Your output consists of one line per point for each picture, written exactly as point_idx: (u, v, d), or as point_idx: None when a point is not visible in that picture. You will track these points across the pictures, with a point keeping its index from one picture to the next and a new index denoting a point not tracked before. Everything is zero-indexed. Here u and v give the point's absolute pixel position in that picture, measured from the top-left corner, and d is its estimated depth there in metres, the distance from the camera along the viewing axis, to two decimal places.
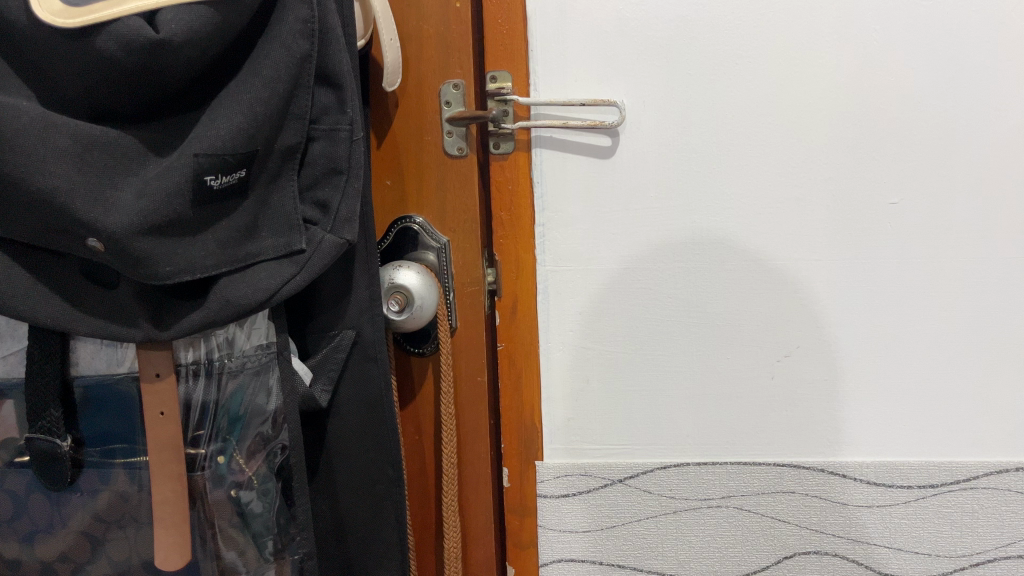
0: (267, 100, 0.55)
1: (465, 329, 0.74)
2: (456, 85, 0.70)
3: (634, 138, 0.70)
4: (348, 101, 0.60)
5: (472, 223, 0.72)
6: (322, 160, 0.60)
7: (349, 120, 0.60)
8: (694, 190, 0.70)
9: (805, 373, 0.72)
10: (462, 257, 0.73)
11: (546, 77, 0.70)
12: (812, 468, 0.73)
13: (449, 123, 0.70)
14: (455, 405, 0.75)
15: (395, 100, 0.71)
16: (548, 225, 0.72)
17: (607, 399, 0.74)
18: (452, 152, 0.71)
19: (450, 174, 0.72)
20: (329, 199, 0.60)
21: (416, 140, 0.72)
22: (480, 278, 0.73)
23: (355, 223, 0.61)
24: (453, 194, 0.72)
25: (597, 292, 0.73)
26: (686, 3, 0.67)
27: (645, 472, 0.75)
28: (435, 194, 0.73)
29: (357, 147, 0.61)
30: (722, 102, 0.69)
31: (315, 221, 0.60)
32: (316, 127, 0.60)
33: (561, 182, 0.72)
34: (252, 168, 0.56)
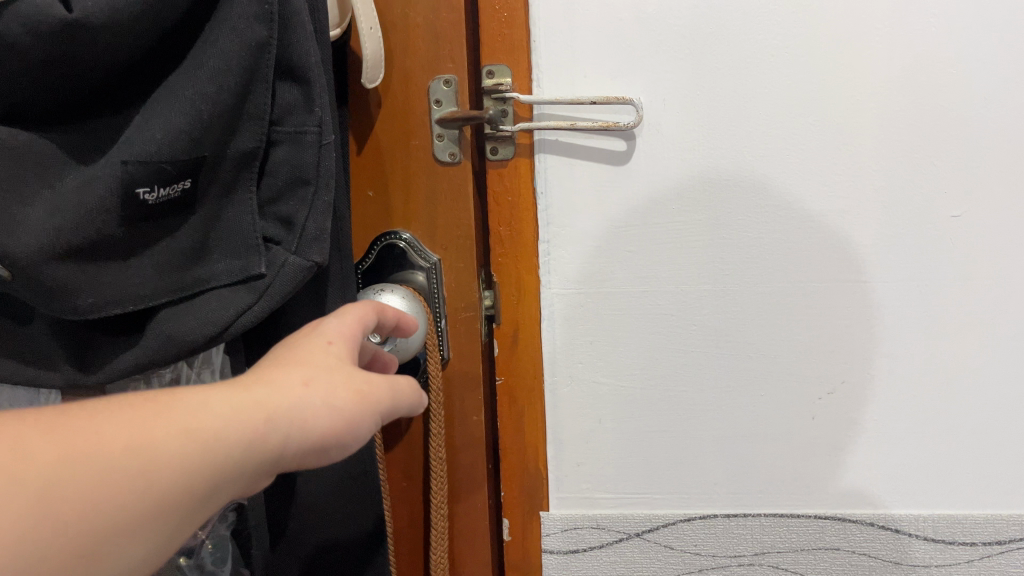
0: (214, 96, 0.45)
1: (459, 362, 0.64)
2: (448, 81, 0.61)
3: (652, 141, 0.60)
4: (316, 98, 0.50)
5: (467, 240, 0.63)
6: (286, 169, 0.51)
7: (318, 120, 0.50)
8: (722, 201, 0.61)
9: (850, 412, 0.62)
10: (456, 280, 0.64)
11: (551, 72, 0.61)
12: (860, 521, 0.63)
13: (439, 125, 0.61)
14: (448, 448, 0.65)
15: (379, 99, 0.62)
16: (553, 241, 0.63)
17: (622, 443, 0.65)
18: (443, 158, 0.62)
19: (442, 183, 0.62)
20: (294, 214, 0.51)
21: (403, 144, 0.63)
22: (476, 302, 0.64)
23: (325, 242, 0.51)
24: (445, 207, 0.63)
25: (610, 320, 0.63)
26: None
27: (666, 525, 0.65)
28: (424, 207, 0.63)
29: (328, 152, 0.51)
30: (754, 99, 0.59)
31: (278, 240, 0.51)
32: (279, 129, 0.50)
33: (568, 193, 0.62)
34: (199, 178, 0.47)
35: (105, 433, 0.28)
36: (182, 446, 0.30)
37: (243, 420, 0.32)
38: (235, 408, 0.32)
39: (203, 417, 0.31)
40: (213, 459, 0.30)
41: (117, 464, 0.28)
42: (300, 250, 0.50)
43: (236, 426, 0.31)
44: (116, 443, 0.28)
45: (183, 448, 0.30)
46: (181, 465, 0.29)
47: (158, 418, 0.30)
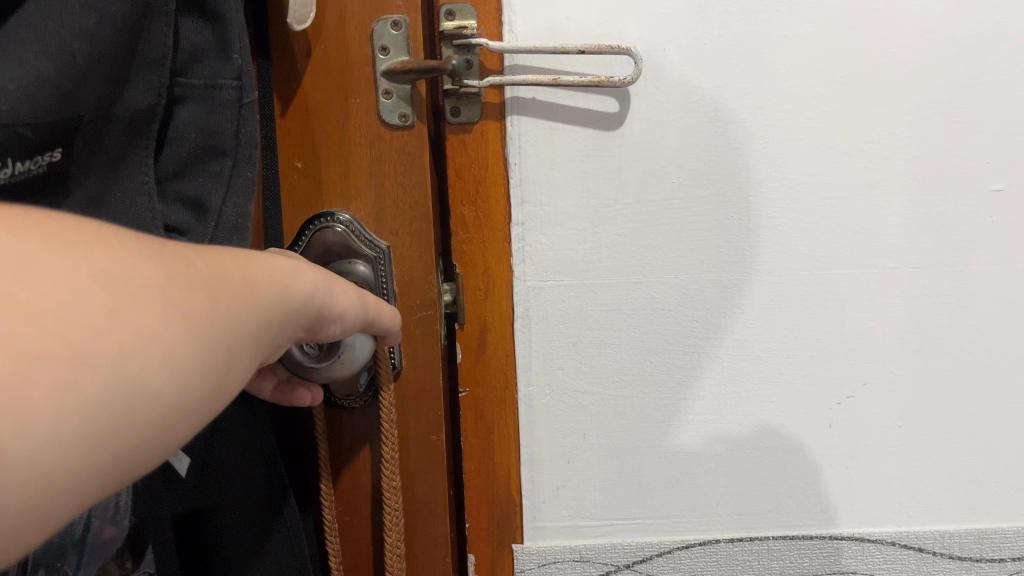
0: (92, 32, 0.32)
1: (414, 373, 0.52)
2: (397, 23, 0.48)
3: (650, 101, 0.50)
4: (234, 41, 0.38)
5: (423, 223, 0.51)
6: (195, 135, 0.38)
7: (237, 71, 0.38)
8: (732, 175, 0.51)
9: (871, 419, 0.54)
10: (410, 273, 0.51)
11: (526, 10, 0.49)
12: (880, 541, 0.56)
13: (387, 79, 0.48)
14: (402, 478, 0.54)
15: (308, 44, 0.49)
16: (530, 224, 0.51)
17: (610, 462, 0.55)
18: (392, 121, 0.49)
19: (389, 152, 0.50)
20: (205, 196, 0.38)
21: (340, 103, 0.49)
22: (435, 299, 0.52)
23: (246, 233, 0.40)
24: (394, 182, 0.50)
25: (597, 318, 0.53)
26: None
27: (662, 555, 0.56)
28: (368, 183, 0.50)
29: (249, 115, 0.39)
30: (770, 49, 0.49)
31: (184, 228, 0.38)
32: (182, 82, 0.37)
33: (548, 165, 0.51)
34: (73, 147, 0.33)
35: (240, 265, 0.25)
36: (281, 295, 0.27)
37: (306, 286, 0.29)
38: (299, 276, 0.29)
39: (287, 268, 0.29)
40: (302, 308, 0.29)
41: (258, 295, 0.25)
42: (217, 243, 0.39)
43: (303, 291, 0.29)
44: (251, 274, 0.25)
45: (281, 302, 0.27)
46: (292, 310, 0.28)
47: (257, 269, 0.26)
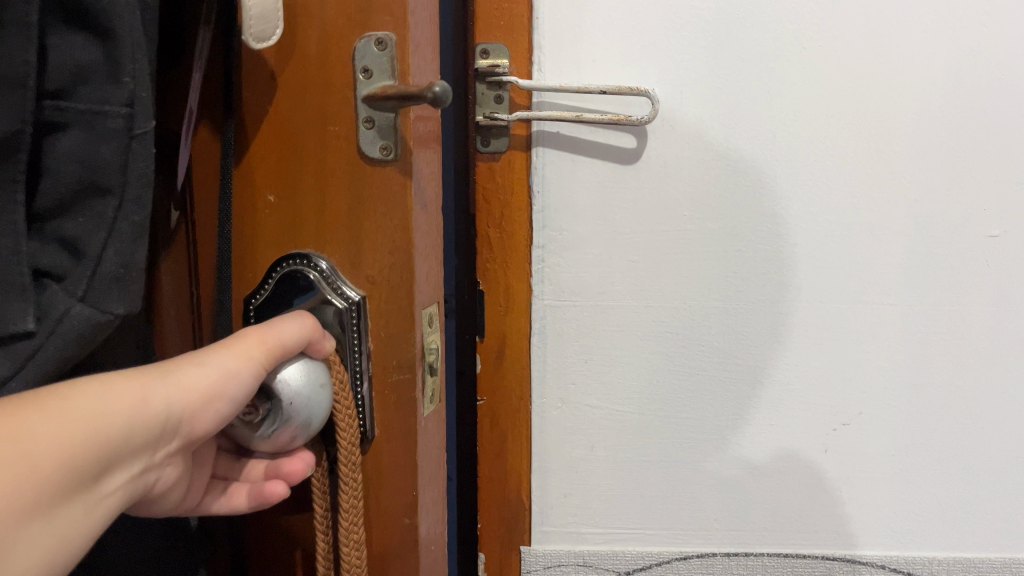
0: None
1: (391, 443, 0.42)
2: (381, 41, 0.38)
3: (666, 139, 0.54)
4: (126, 60, 0.30)
5: (403, 273, 0.40)
6: (74, 164, 0.30)
7: (129, 98, 0.31)
8: (737, 212, 0.54)
9: (865, 446, 0.57)
10: (387, 329, 0.41)
11: (554, 53, 0.53)
12: (870, 564, 0.59)
13: (369, 105, 0.38)
14: (368, 574, 0.43)
15: (279, 58, 0.39)
16: (549, 247, 0.56)
17: (615, 474, 0.58)
18: (371, 154, 0.39)
19: (367, 185, 0.39)
20: (84, 237, 0.30)
21: (315, 131, 0.40)
22: (416, 359, 0.41)
23: (131, 285, 0.32)
24: (371, 221, 0.40)
25: (608, 338, 0.56)
26: None
27: (660, 563, 0.60)
28: (342, 228, 0.40)
29: (142, 148, 0.31)
30: (781, 94, 0.53)
31: (59, 272, 0.30)
32: (58, 104, 0.30)
33: (568, 194, 0.55)
34: None
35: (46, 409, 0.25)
36: (97, 433, 0.26)
37: (147, 418, 0.28)
38: (122, 398, 0.27)
39: (120, 401, 0.27)
40: (141, 433, 0.28)
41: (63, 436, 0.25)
42: (89, 296, 0.30)
43: (147, 418, 0.28)
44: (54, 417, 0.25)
45: (108, 432, 0.27)
46: (111, 438, 0.27)
47: (57, 403, 0.25)
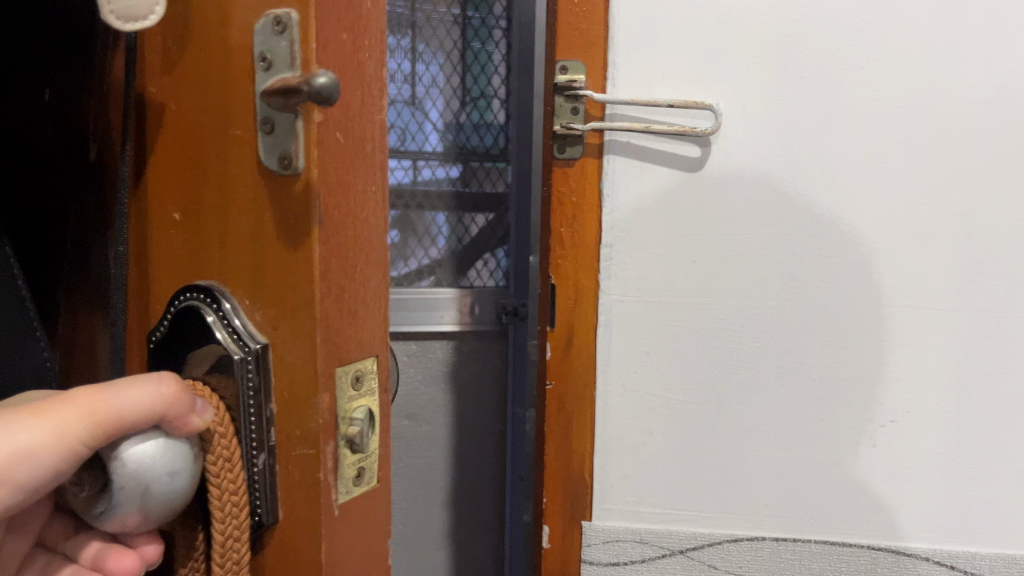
0: None
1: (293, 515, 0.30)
2: (279, 21, 0.27)
3: (729, 149, 0.58)
4: None
5: (311, 315, 0.28)
6: None
7: None
8: (794, 217, 0.59)
9: (911, 443, 0.61)
10: (288, 390, 0.29)
11: (627, 70, 0.59)
12: (913, 555, 0.62)
13: (267, 101, 0.27)
14: None
15: (183, 51, 0.30)
16: (617, 246, 0.61)
17: (672, 457, 0.63)
18: (272, 165, 0.28)
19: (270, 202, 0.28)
20: None
21: (218, 138, 0.30)
22: (325, 434, 0.29)
23: None
24: (273, 253, 0.29)
25: (666, 331, 0.61)
26: None
27: (712, 544, 0.64)
28: (246, 260, 0.30)
29: None
30: (839, 110, 0.57)
31: None
32: None
33: (635, 198, 0.60)
34: None
35: None
36: None
37: None
38: None
39: None
40: None
41: None
42: None
43: None
44: None
45: None
46: None
47: None
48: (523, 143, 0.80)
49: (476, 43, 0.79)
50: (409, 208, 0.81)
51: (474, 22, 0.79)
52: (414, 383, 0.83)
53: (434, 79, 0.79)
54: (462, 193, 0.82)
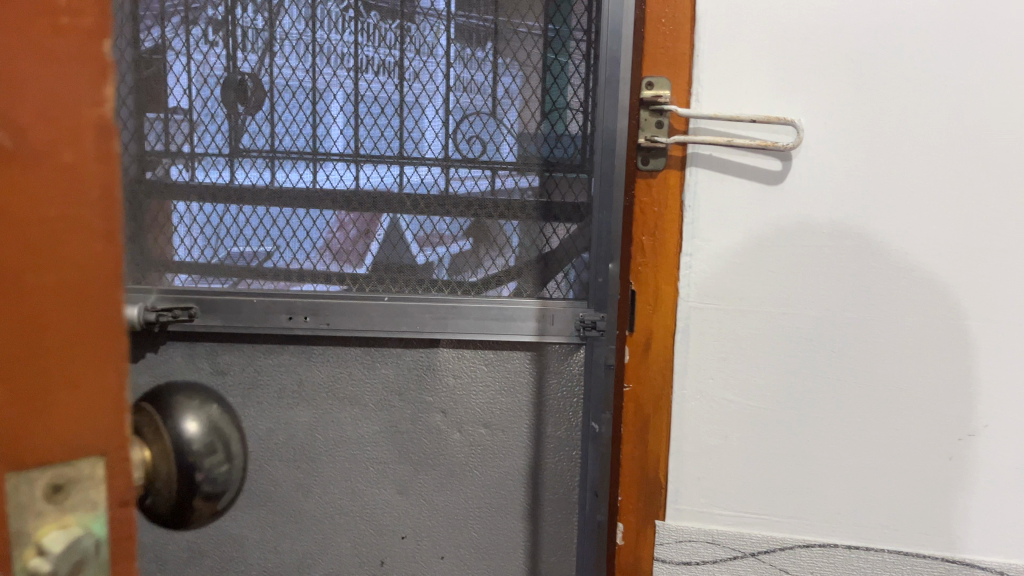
0: None
1: None
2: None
3: (810, 163, 0.60)
4: None
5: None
6: None
7: None
8: (873, 231, 0.60)
9: (989, 457, 0.61)
10: None
11: (711, 85, 0.61)
12: (989, 569, 0.63)
13: None
14: None
15: None
16: (696, 255, 0.63)
17: (745, 461, 0.65)
18: None
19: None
20: None
21: None
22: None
23: None
24: None
25: (725, 333, 0.64)
26: (878, 12, 0.58)
27: (783, 548, 0.65)
28: None
29: None
30: (918, 127, 0.59)
31: None
32: None
33: (716, 208, 0.62)
34: None
35: None
36: None
37: None
38: None
39: None
40: None
41: None
42: None
43: None
44: None
45: None
46: None
47: None
48: (607, 156, 0.79)
49: (559, 55, 0.79)
50: (488, 217, 0.82)
51: (555, 34, 0.79)
52: (492, 393, 0.83)
53: (516, 91, 0.80)
54: (545, 204, 0.82)
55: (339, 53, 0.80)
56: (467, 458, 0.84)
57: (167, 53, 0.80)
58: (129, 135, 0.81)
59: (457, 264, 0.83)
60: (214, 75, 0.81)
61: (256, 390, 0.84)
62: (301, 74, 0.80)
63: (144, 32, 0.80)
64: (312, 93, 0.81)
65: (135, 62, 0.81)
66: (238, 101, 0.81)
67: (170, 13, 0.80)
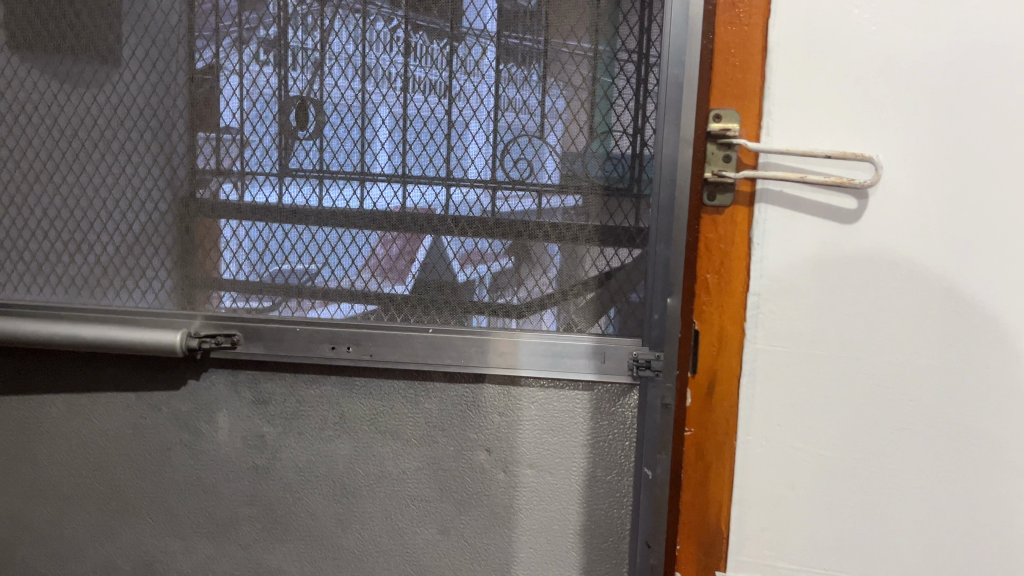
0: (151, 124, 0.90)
1: None
2: None
3: (885, 202, 0.64)
4: None
5: None
6: None
7: None
8: (953, 275, 0.64)
9: None
10: None
11: (785, 123, 0.65)
12: None
13: None
14: None
15: None
16: (764, 296, 0.67)
17: (817, 507, 0.68)
18: None
19: None
20: None
21: None
22: None
23: None
24: None
25: (796, 368, 0.67)
26: (948, 49, 0.62)
27: None
28: None
29: None
30: (991, 167, 0.62)
31: None
32: None
33: (789, 252, 0.66)
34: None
35: None
36: None
37: None
38: None
39: None
40: None
41: None
42: None
43: None
44: None
45: None
46: None
47: None
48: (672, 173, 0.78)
49: (607, 77, 0.82)
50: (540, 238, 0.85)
51: (607, 55, 0.82)
52: (540, 434, 0.87)
53: (566, 109, 0.84)
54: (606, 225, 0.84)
55: (389, 75, 0.86)
56: (512, 498, 0.88)
57: (222, 71, 0.89)
58: (183, 155, 0.91)
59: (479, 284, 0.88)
60: (266, 92, 0.89)
61: (297, 420, 0.93)
62: (350, 94, 0.87)
63: (200, 48, 0.89)
64: (361, 110, 0.87)
65: (193, 77, 0.90)
66: (295, 124, 0.89)
67: (225, 35, 0.88)
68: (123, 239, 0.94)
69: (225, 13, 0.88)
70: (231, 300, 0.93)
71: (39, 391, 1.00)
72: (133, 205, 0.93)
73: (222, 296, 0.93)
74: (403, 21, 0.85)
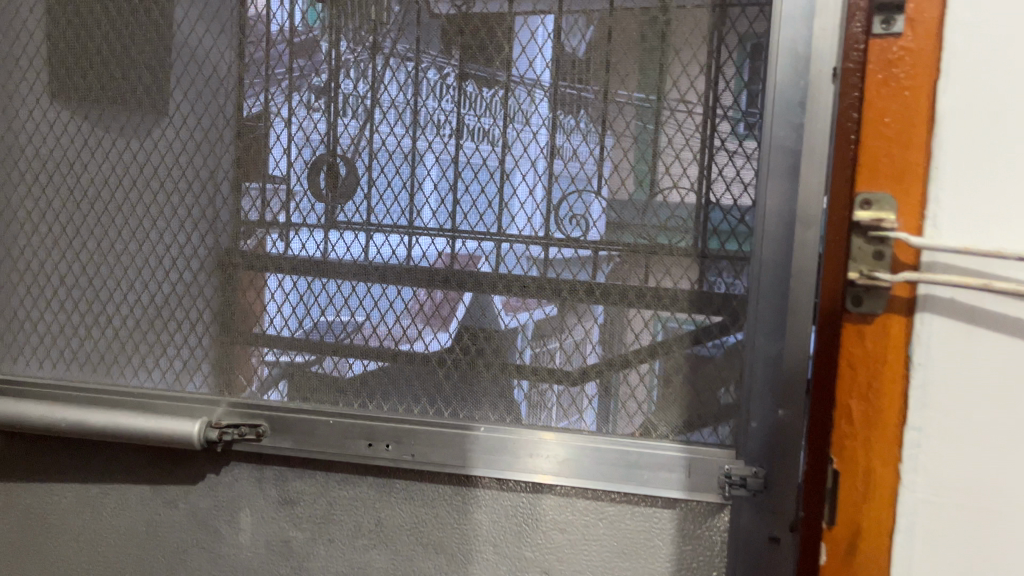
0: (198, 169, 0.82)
1: None
2: None
3: None
4: None
5: None
6: None
7: None
8: None
9: None
10: None
11: (949, 218, 0.59)
12: None
13: None
14: None
15: None
16: (924, 430, 0.62)
17: None
18: None
19: None
20: None
21: None
22: None
23: None
24: None
25: (977, 490, 0.60)
26: None
27: None
28: None
29: None
30: None
31: None
32: None
33: (953, 380, 0.60)
34: None
35: None
36: None
37: None
38: None
39: None
40: None
41: None
42: None
43: None
44: None
45: None
46: None
47: None
48: (784, 235, 0.69)
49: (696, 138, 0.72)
50: (619, 307, 0.75)
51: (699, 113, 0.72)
52: (606, 555, 0.75)
53: (651, 166, 0.73)
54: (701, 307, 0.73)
55: (448, 124, 0.77)
56: None
57: (270, 118, 0.81)
58: (226, 208, 0.82)
59: (544, 364, 0.77)
60: (313, 142, 0.80)
61: (327, 525, 0.82)
62: (404, 142, 0.78)
63: (248, 97, 0.81)
64: (414, 164, 0.78)
65: (239, 131, 0.81)
66: (338, 185, 0.80)
67: (276, 80, 0.80)
68: (156, 299, 0.85)
69: (275, 56, 0.80)
70: (275, 354, 0.83)
71: (49, 478, 0.91)
72: (171, 262, 0.84)
73: (265, 348, 0.83)
74: (461, 70, 0.76)
